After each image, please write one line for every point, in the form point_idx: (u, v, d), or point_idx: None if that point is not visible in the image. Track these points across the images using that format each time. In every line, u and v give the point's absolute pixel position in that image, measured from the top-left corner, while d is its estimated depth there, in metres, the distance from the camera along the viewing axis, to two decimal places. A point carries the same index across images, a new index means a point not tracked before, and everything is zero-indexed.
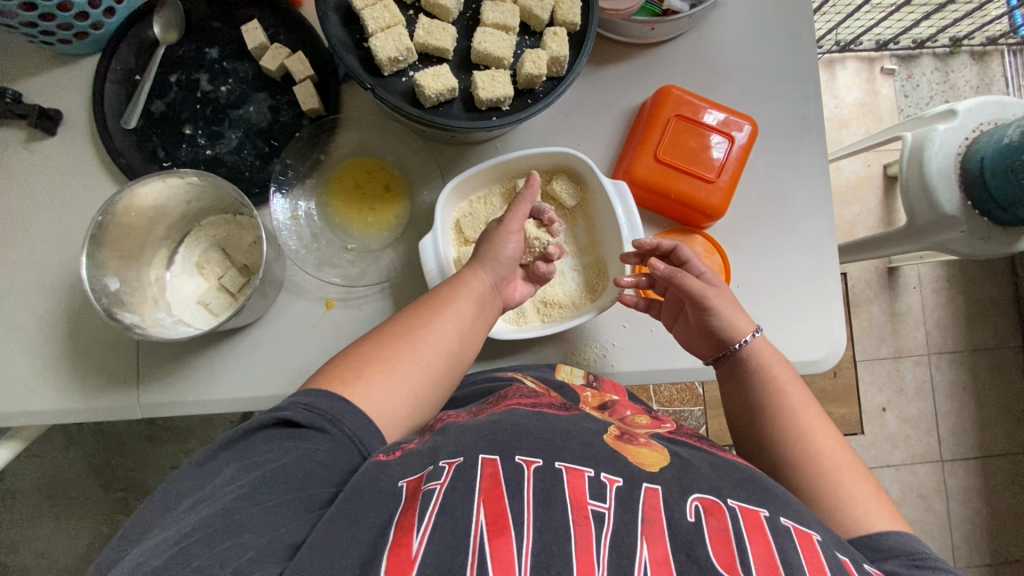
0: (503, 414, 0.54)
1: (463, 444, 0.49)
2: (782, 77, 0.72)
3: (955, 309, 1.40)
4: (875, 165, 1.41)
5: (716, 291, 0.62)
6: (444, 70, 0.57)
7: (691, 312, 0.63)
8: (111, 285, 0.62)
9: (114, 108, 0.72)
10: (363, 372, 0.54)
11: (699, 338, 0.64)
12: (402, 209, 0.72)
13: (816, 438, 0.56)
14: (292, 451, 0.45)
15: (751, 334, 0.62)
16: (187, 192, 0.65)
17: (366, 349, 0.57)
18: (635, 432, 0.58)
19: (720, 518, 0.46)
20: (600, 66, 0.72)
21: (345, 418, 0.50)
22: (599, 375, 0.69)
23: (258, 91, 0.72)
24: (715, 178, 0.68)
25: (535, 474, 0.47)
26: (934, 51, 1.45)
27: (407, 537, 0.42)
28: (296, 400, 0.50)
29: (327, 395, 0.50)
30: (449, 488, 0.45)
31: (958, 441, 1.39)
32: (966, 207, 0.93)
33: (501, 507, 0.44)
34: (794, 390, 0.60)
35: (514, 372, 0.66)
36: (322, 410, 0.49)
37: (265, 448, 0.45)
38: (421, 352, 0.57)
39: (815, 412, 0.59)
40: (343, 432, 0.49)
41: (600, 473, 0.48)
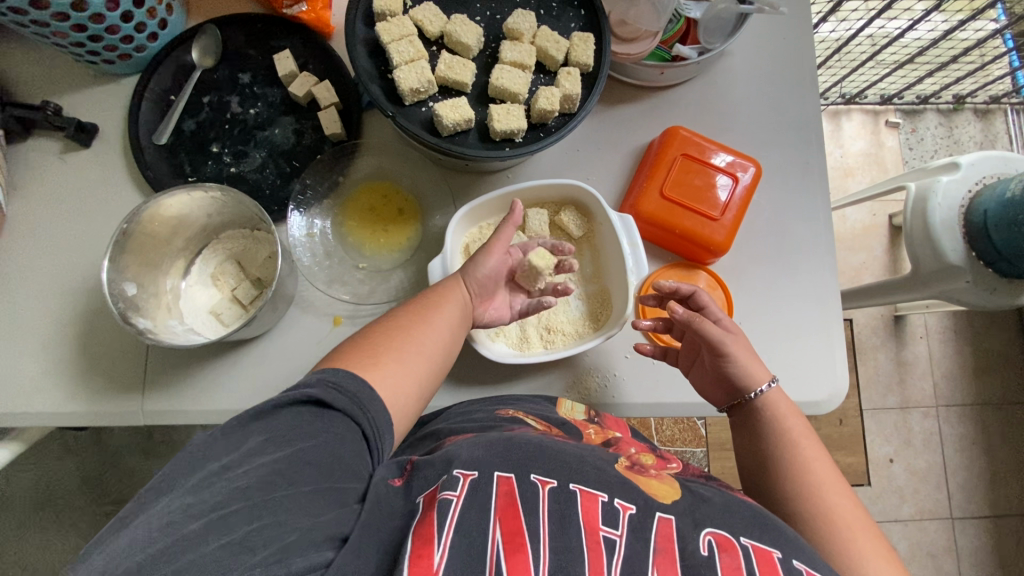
0: (516, 433, 0.54)
1: (477, 456, 0.50)
2: (786, 123, 0.75)
3: (963, 361, 1.39)
4: (880, 214, 1.43)
5: (734, 338, 0.63)
6: (462, 103, 0.60)
7: (707, 356, 0.64)
8: (129, 290, 0.64)
9: (148, 124, 0.76)
10: (372, 360, 0.55)
11: (712, 385, 0.65)
12: (413, 231, 0.74)
13: (828, 488, 0.56)
14: (327, 431, 0.46)
15: (767, 384, 0.62)
16: (210, 205, 0.67)
17: (376, 339, 0.58)
18: (644, 465, 0.59)
19: (732, 555, 0.46)
20: (611, 106, 0.76)
21: (370, 403, 0.50)
22: (602, 412, 0.69)
23: (284, 115, 0.76)
24: (718, 216, 0.70)
25: (550, 494, 0.48)
26: (938, 107, 1.49)
27: (428, 549, 0.42)
28: (327, 380, 0.49)
29: (351, 377, 0.51)
30: (466, 501, 0.46)
31: (969, 498, 1.36)
32: (971, 257, 0.95)
33: (517, 525, 0.46)
34: (808, 441, 0.59)
35: (514, 407, 0.64)
36: (351, 393, 0.49)
37: (298, 423, 0.45)
38: (424, 345, 0.58)
39: (826, 463, 0.58)
40: (366, 420, 0.49)
41: (614, 499, 0.49)
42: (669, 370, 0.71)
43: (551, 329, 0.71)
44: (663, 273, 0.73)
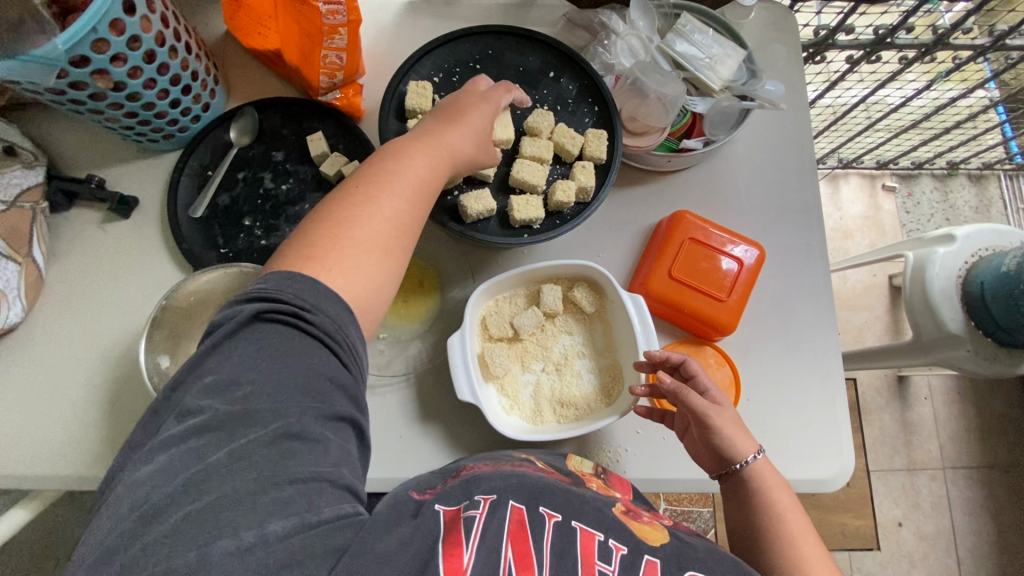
0: (525, 472, 0.57)
1: (495, 485, 0.54)
2: (787, 207, 0.80)
3: (968, 423, 1.39)
4: (881, 275, 1.47)
5: (720, 410, 0.64)
6: (485, 193, 0.65)
7: (696, 428, 0.64)
8: (162, 362, 0.68)
9: (186, 198, 0.80)
10: (322, 256, 0.50)
11: (702, 455, 0.65)
12: (432, 303, 0.78)
13: (813, 568, 0.57)
14: (280, 350, 0.44)
15: (755, 454, 0.62)
16: (239, 281, 0.71)
17: (315, 236, 0.52)
18: (639, 511, 0.60)
19: None
20: (623, 188, 0.80)
21: (326, 305, 0.47)
22: (609, 469, 0.69)
23: (314, 190, 0.81)
24: (725, 297, 0.74)
25: (554, 527, 0.50)
26: (933, 172, 1.56)
27: (457, 549, 0.47)
28: (276, 285, 0.47)
29: (293, 279, 0.47)
30: (487, 521, 0.49)
31: (981, 564, 1.33)
32: (970, 326, 0.98)
33: (526, 548, 0.48)
34: (794, 516, 0.60)
35: (526, 451, 0.68)
36: (302, 298, 0.46)
37: (256, 344, 0.44)
38: (369, 224, 0.53)
39: (812, 542, 0.59)
40: (331, 332, 0.47)
41: (609, 538, 0.51)
42: (676, 443, 0.73)
43: (563, 403, 0.74)
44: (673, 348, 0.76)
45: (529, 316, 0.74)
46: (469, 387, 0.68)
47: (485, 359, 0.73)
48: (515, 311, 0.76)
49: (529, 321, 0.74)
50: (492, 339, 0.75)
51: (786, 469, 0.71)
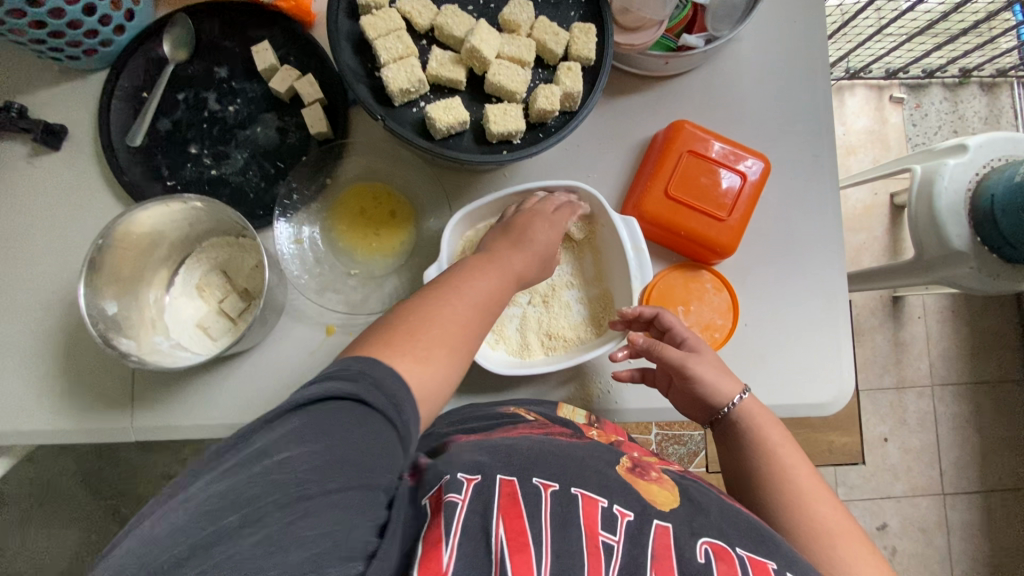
0: (517, 440, 0.55)
1: (482, 461, 0.51)
2: (796, 115, 0.72)
3: (960, 341, 1.39)
4: (881, 193, 1.40)
5: (699, 358, 0.61)
6: (456, 103, 0.56)
7: (677, 382, 0.62)
8: (108, 309, 0.61)
9: (120, 125, 0.71)
10: (406, 345, 0.48)
11: (689, 408, 0.63)
12: (407, 235, 0.71)
13: (809, 496, 0.55)
14: (356, 429, 0.39)
15: (739, 395, 0.60)
16: (188, 216, 0.64)
17: (405, 314, 0.52)
18: (647, 465, 0.59)
19: (729, 563, 0.47)
20: (613, 98, 0.71)
21: (398, 398, 0.43)
22: (602, 417, 0.68)
23: (265, 112, 0.72)
24: (725, 217, 0.67)
25: (552, 497, 0.49)
26: (943, 80, 1.44)
27: (436, 549, 0.43)
28: (360, 367, 0.43)
29: (375, 365, 0.44)
30: (470, 506, 0.46)
31: (960, 474, 1.37)
32: (976, 243, 0.92)
33: (520, 524, 0.46)
34: (784, 448, 0.58)
35: (515, 404, 0.66)
36: (379, 384, 0.43)
37: (328, 420, 0.39)
38: (450, 322, 0.52)
39: (806, 471, 0.57)
40: (398, 417, 0.42)
41: (613, 505, 0.50)
42: None
43: (550, 335, 0.69)
44: (668, 274, 0.71)
45: None
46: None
47: None
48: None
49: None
50: None
51: (783, 394, 0.69)
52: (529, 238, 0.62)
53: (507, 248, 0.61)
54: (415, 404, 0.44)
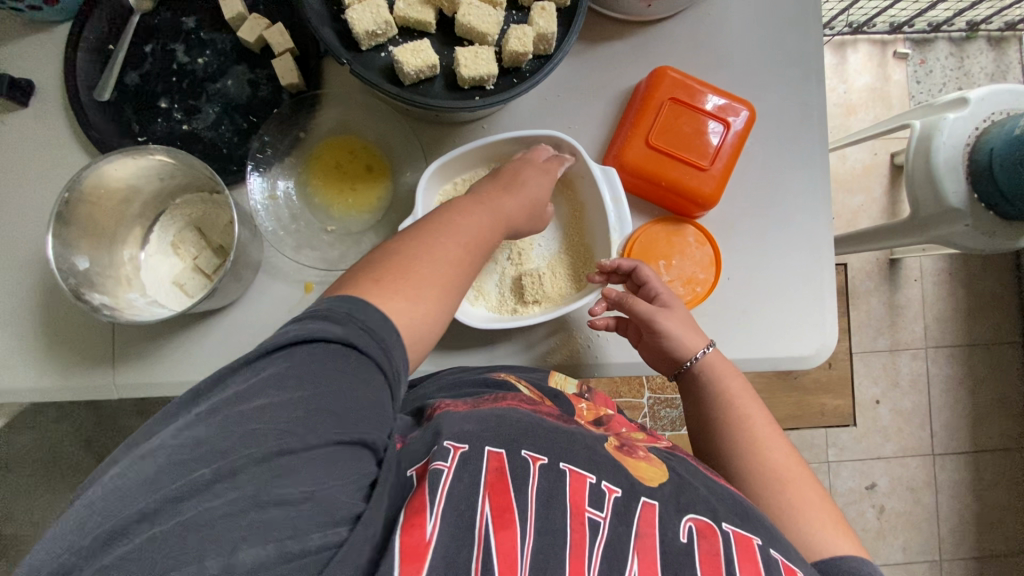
0: (506, 409, 0.52)
1: (468, 430, 0.48)
2: (784, 62, 0.69)
3: (955, 303, 1.37)
4: (882, 153, 1.36)
5: (668, 313, 0.61)
6: (424, 46, 0.54)
7: (645, 335, 0.63)
8: (80, 265, 0.61)
9: (88, 79, 0.69)
10: (397, 283, 0.48)
11: (654, 360, 0.64)
12: (384, 190, 0.69)
13: (765, 444, 0.56)
14: (346, 377, 0.40)
15: (702, 350, 0.61)
16: (159, 170, 0.63)
17: (395, 255, 0.51)
18: (634, 444, 0.56)
19: (712, 541, 0.46)
20: (595, 45, 0.69)
21: (392, 346, 0.44)
22: (594, 390, 0.68)
23: (236, 63, 0.69)
24: (708, 166, 0.66)
25: (540, 472, 0.46)
26: (950, 35, 1.36)
27: (420, 518, 0.41)
28: (347, 310, 0.43)
29: (367, 306, 0.44)
30: (456, 476, 0.44)
31: (951, 435, 1.38)
32: (972, 199, 0.88)
33: (506, 500, 0.44)
34: (744, 397, 0.59)
35: (505, 372, 0.63)
36: (370, 329, 0.43)
37: (318, 362, 0.39)
38: (439, 266, 0.51)
39: (764, 420, 0.58)
40: (389, 364, 0.43)
41: (601, 481, 0.48)
42: None
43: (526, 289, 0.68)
44: (650, 229, 0.69)
45: None
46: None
47: None
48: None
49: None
50: None
51: (765, 347, 0.68)
52: (523, 187, 0.60)
53: (499, 194, 0.59)
54: (401, 344, 0.45)
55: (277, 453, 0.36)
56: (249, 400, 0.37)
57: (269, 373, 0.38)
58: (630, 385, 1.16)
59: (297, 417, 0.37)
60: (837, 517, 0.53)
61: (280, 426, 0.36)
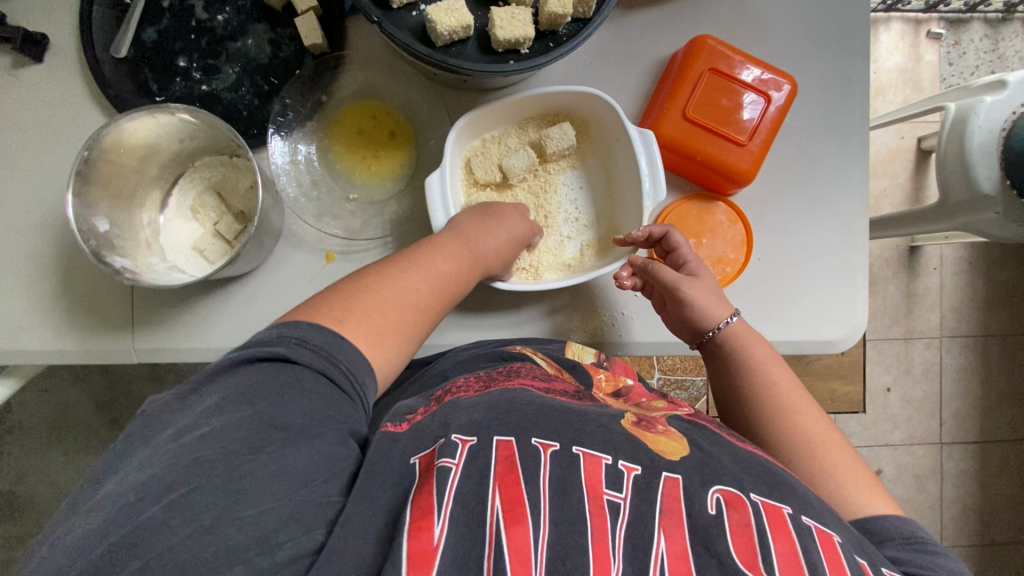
0: (516, 392, 0.50)
1: (476, 419, 0.47)
2: (828, 34, 0.66)
3: (973, 293, 1.35)
4: (908, 136, 1.31)
5: (695, 281, 0.60)
6: (459, 4, 0.52)
7: (670, 303, 0.61)
8: (100, 227, 0.59)
9: (103, 34, 0.66)
10: (351, 311, 0.50)
11: (676, 330, 0.63)
12: (407, 157, 0.67)
13: (795, 408, 0.56)
14: (279, 387, 0.42)
15: (727, 319, 0.59)
16: (179, 130, 0.61)
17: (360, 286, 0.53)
18: (652, 417, 0.55)
19: (742, 512, 0.45)
20: (632, 10, 0.66)
21: (340, 353, 0.46)
22: (613, 357, 0.65)
23: (257, 22, 0.67)
24: (746, 142, 0.63)
25: (553, 459, 0.45)
26: (985, 16, 1.29)
27: (428, 521, 0.41)
28: (279, 333, 0.46)
29: (316, 330, 0.47)
30: (465, 474, 0.43)
31: (960, 424, 1.37)
32: (1005, 187, 0.82)
33: (517, 493, 0.43)
34: (771, 361, 0.58)
35: (522, 345, 0.63)
36: (305, 341, 0.45)
37: (253, 381, 0.42)
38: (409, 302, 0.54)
39: (792, 384, 0.57)
40: (338, 372, 0.46)
41: (619, 461, 0.47)
42: None
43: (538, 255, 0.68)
44: (680, 205, 0.68)
45: (520, 157, 0.66)
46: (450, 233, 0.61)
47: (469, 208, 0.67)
48: (504, 152, 0.67)
49: (520, 162, 0.66)
50: (477, 184, 0.67)
51: (794, 329, 0.67)
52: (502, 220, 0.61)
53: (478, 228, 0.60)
54: (356, 354, 0.47)
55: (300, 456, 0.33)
56: (192, 430, 0.39)
57: (207, 404, 0.41)
58: (641, 365, 1.15)
59: (238, 439, 0.39)
60: (871, 477, 0.52)
61: (228, 444, 0.39)
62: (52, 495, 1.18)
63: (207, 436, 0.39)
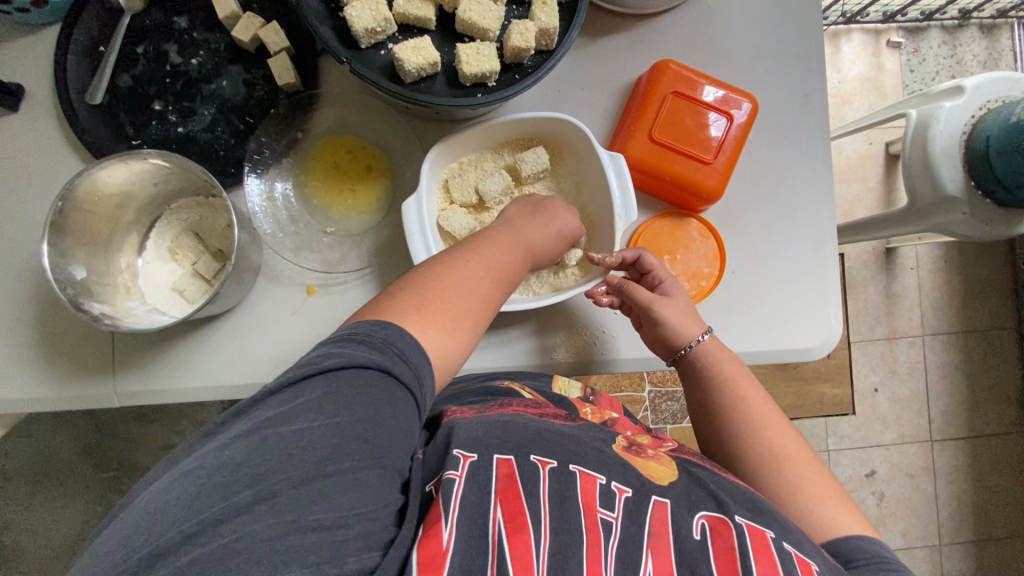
0: (513, 415, 0.52)
1: (476, 437, 0.47)
2: (785, 53, 0.69)
3: (950, 291, 1.38)
4: (876, 142, 1.35)
5: (668, 301, 0.61)
6: (425, 43, 0.54)
7: (644, 322, 0.62)
8: (78, 274, 0.60)
9: (78, 81, 0.67)
10: (430, 311, 0.49)
11: (652, 348, 0.64)
12: (383, 190, 0.68)
13: (765, 424, 0.57)
14: (381, 405, 0.41)
15: (700, 337, 0.61)
16: (154, 175, 0.62)
17: (439, 279, 0.52)
18: (642, 444, 0.56)
19: (726, 537, 0.46)
20: (595, 38, 0.68)
21: (426, 380, 0.45)
22: (597, 390, 0.69)
23: (231, 64, 0.68)
24: (712, 160, 0.65)
25: (550, 475, 0.46)
26: (942, 23, 1.33)
27: (436, 527, 0.40)
28: (385, 338, 0.44)
29: (416, 345, 0.45)
30: (468, 485, 0.43)
31: (948, 421, 1.39)
32: (969, 187, 0.85)
33: (518, 505, 0.43)
34: (742, 378, 0.59)
35: (509, 380, 0.63)
36: (405, 356, 0.44)
37: (353, 387, 0.40)
38: (479, 297, 0.53)
39: (763, 401, 0.58)
40: (420, 395, 0.44)
41: (611, 481, 0.47)
42: None
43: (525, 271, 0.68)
44: (654, 223, 0.70)
45: (495, 179, 0.67)
46: (426, 254, 0.61)
47: (443, 223, 0.66)
48: (480, 176, 0.68)
49: (495, 185, 0.66)
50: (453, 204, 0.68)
51: (770, 341, 0.68)
52: (547, 215, 0.62)
53: (526, 222, 0.60)
54: (435, 383, 0.46)
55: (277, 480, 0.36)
56: (292, 422, 0.38)
57: (309, 399, 0.39)
58: (631, 379, 1.16)
59: (333, 444, 0.38)
60: (838, 492, 0.53)
61: (321, 449, 0.37)
62: (38, 543, 1.15)
63: (306, 434, 0.38)
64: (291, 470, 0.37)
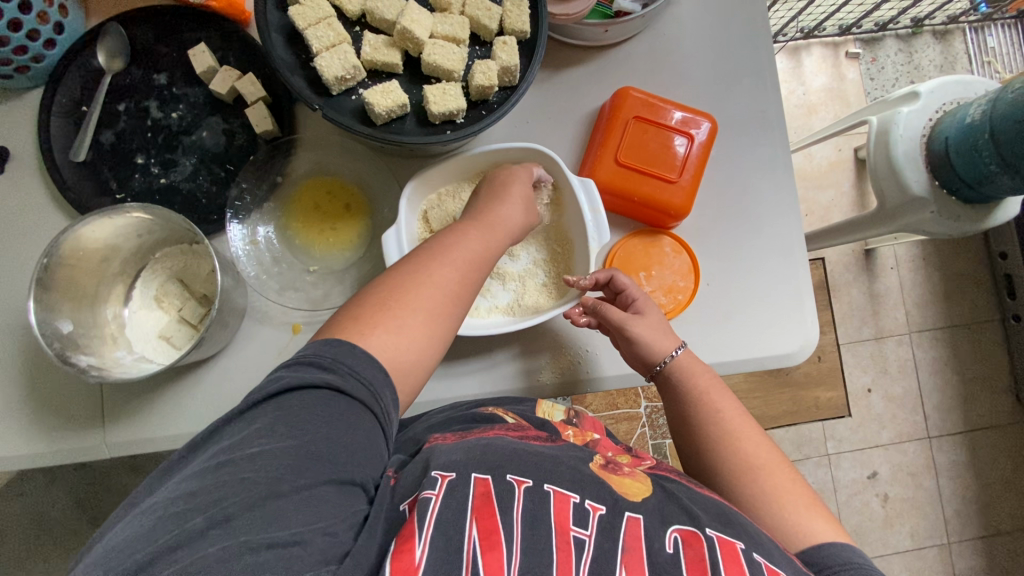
0: (491, 439, 0.52)
1: (455, 459, 0.48)
2: (740, 73, 0.72)
3: (932, 287, 1.41)
4: (845, 148, 1.39)
5: (641, 318, 0.63)
6: (393, 87, 0.56)
7: (619, 341, 0.64)
8: (64, 328, 0.61)
9: (61, 140, 0.69)
10: (383, 320, 0.51)
11: (629, 365, 0.65)
12: (363, 227, 0.70)
13: (738, 437, 0.58)
14: (332, 420, 0.43)
15: (675, 351, 0.62)
16: (137, 227, 0.63)
17: (396, 281, 0.54)
18: (619, 462, 0.57)
19: (698, 548, 0.46)
20: (558, 70, 0.71)
21: (376, 382, 0.47)
22: (581, 412, 0.70)
23: (210, 115, 0.71)
24: (677, 178, 0.68)
25: (524, 494, 0.46)
26: (897, 33, 1.39)
27: (409, 543, 0.41)
28: (334, 356, 0.47)
29: (354, 348, 0.48)
30: (445, 503, 0.44)
31: (944, 417, 1.40)
32: (934, 187, 0.88)
33: (493, 522, 0.44)
34: (715, 391, 0.61)
35: (493, 405, 0.64)
36: (356, 372, 0.47)
37: (301, 407, 0.43)
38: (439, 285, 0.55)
39: (736, 412, 0.59)
40: (377, 404, 0.47)
41: (585, 499, 0.48)
42: None
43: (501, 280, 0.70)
44: (628, 242, 0.72)
45: None
46: None
47: None
48: (457, 206, 0.70)
49: None
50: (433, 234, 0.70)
51: (750, 349, 0.69)
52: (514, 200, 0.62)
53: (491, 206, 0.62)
54: (393, 392, 0.49)
55: (273, 494, 0.38)
56: (242, 448, 0.40)
57: (259, 425, 0.41)
58: (626, 397, 1.16)
59: (285, 464, 0.40)
60: (810, 500, 0.54)
61: (274, 471, 0.39)
62: None
63: (260, 457, 0.39)
64: (245, 494, 0.38)
